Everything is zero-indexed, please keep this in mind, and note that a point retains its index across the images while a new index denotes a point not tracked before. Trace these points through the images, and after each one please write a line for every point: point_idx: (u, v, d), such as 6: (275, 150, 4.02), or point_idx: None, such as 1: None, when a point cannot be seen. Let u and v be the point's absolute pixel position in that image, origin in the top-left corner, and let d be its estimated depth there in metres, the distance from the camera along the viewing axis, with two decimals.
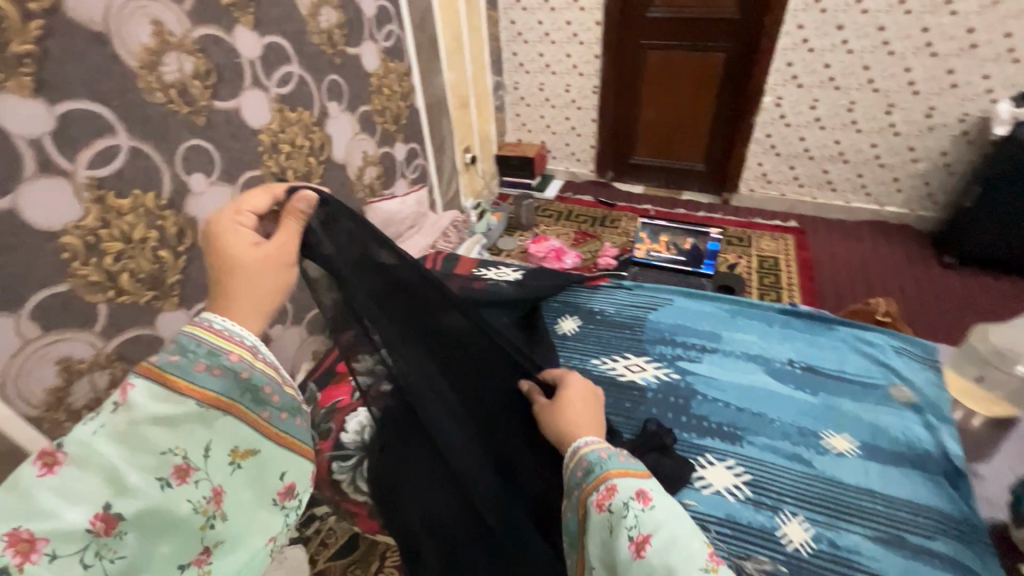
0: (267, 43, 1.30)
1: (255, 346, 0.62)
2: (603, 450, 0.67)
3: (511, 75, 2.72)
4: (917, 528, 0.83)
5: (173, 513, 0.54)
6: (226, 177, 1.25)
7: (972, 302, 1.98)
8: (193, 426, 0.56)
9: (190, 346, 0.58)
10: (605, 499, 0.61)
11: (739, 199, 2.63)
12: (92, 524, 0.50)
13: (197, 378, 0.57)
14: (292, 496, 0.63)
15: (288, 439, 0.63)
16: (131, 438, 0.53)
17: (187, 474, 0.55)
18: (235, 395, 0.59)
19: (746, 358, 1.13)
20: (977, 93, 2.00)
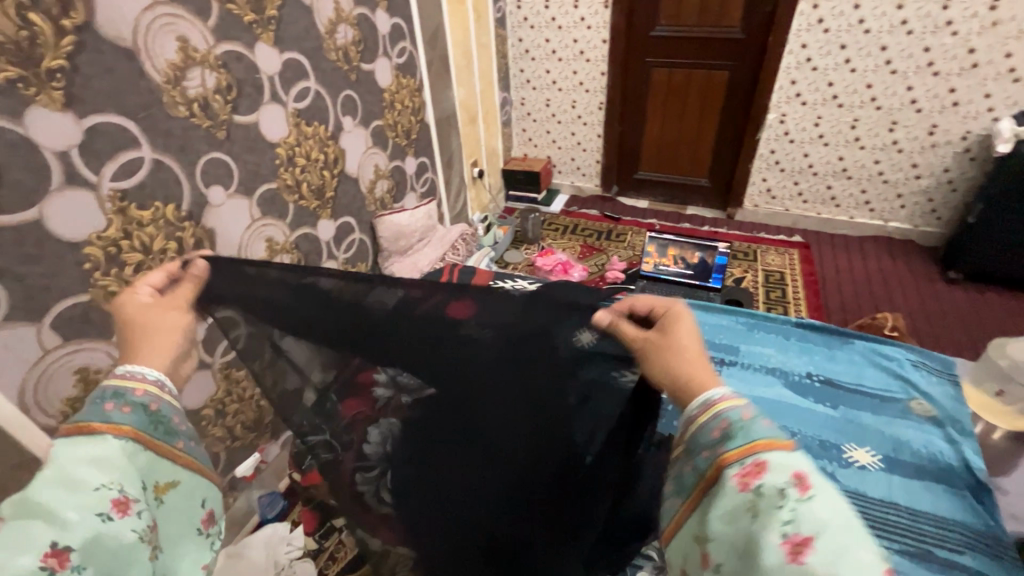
0: (286, 59, 1.32)
1: (161, 379, 0.59)
2: (746, 409, 0.52)
3: (518, 91, 2.76)
4: (939, 538, 0.88)
5: (119, 545, 0.49)
6: (243, 190, 1.26)
7: (978, 318, 1.99)
8: (123, 460, 0.53)
9: (98, 393, 0.55)
10: (750, 476, 0.48)
11: (743, 214, 2.66)
12: (46, 562, 0.44)
13: (109, 417, 0.54)
14: (214, 522, 0.62)
15: (198, 462, 0.62)
16: (62, 477, 0.49)
17: (128, 507, 0.51)
18: (150, 428, 0.57)
19: (768, 375, 1.17)
20: (979, 112, 2.03)
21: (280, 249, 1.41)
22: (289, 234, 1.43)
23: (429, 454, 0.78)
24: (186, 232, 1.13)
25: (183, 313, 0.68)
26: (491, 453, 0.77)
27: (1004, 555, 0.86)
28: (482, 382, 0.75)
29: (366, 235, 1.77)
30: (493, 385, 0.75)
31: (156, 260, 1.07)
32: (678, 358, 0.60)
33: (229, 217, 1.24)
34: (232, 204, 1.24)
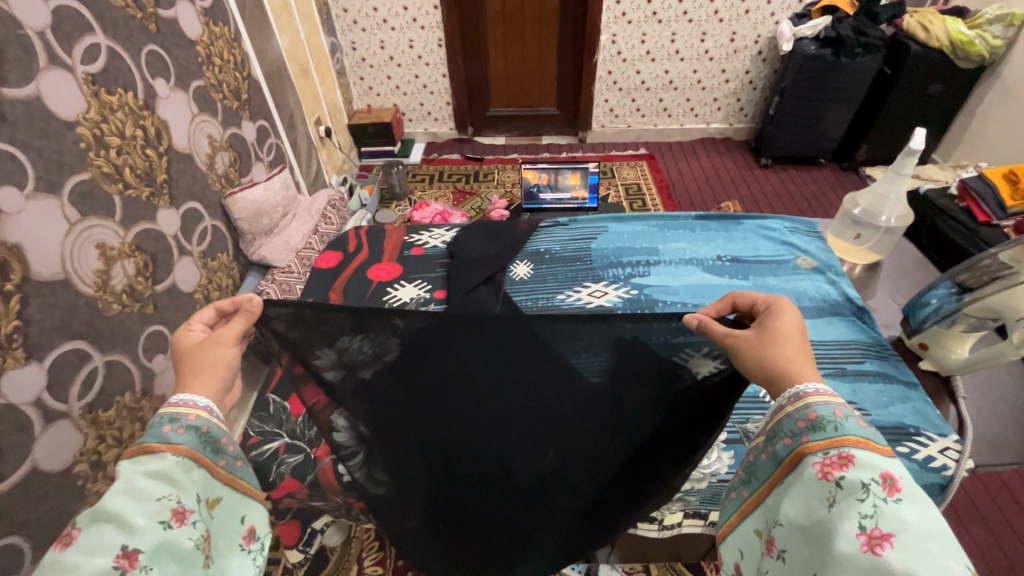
0: (57, 9, 1.01)
1: (209, 406, 0.61)
2: (838, 407, 0.53)
3: (346, 35, 2.50)
4: (850, 358, 0.88)
5: (178, 550, 0.52)
6: (46, 186, 0.98)
7: (787, 192, 2.44)
8: (181, 475, 0.55)
9: (157, 418, 0.58)
10: (833, 468, 0.50)
11: (593, 136, 2.83)
12: (117, 562, 0.48)
13: (167, 438, 0.57)
14: (254, 538, 0.62)
15: (245, 485, 0.63)
16: (129, 490, 0.52)
17: (185, 516, 0.54)
18: (200, 450, 0.58)
19: (683, 262, 1.09)
20: (764, 18, 2.37)
21: (118, 255, 1.14)
22: (125, 233, 1.16)
23: (440, 451, 0.77)
24: None
25: (232, 347, 0.67)
26: (505, 438, 0.75)
27: (894, 357, 0.89)
28: (460, 365, 0.71)
29: (219, 221, 1.51)
30: (466, 361, 0.71)
31: None
32: (776, 354, 0.58)
33: (35, 226, 0.96)
34: (37, 208, 0.96)
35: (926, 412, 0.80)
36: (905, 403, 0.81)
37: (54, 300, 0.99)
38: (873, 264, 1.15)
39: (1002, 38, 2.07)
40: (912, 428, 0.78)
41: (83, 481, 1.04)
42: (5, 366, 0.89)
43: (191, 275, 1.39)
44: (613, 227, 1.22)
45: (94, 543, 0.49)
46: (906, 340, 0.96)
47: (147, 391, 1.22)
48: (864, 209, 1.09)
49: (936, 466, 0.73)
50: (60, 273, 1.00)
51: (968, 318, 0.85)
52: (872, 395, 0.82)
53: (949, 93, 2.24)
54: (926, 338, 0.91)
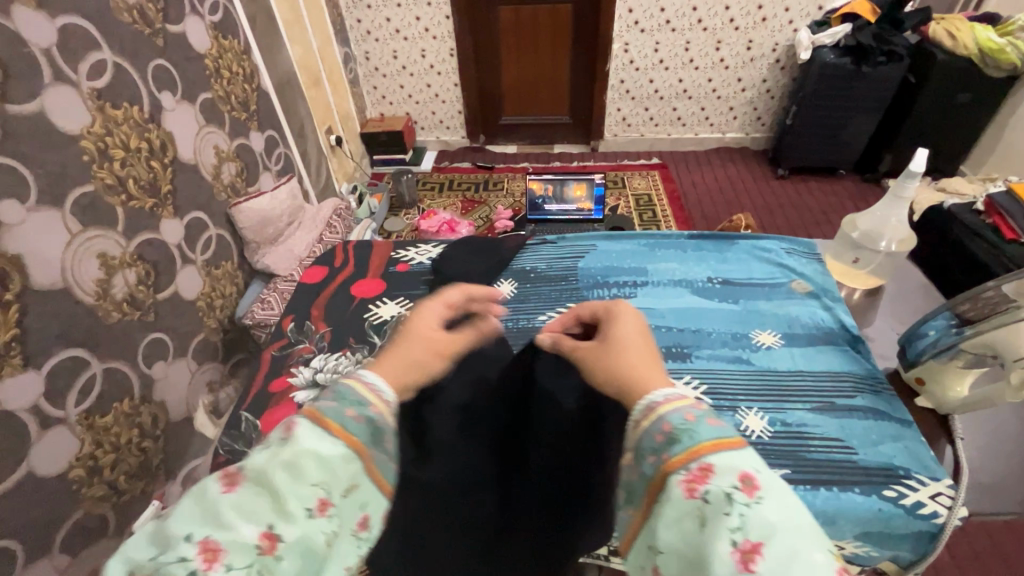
0: (63, 26, 1.04)
1: (387, 395, 0.50)
2: (689, 411, 0.48)
3: (360, 45, 2.54)
4: (840, 391, 0.84)
5: (312, 548, 0.42)
6: (48, 199, 1.01)
7: (803, 204, 2.36)
8: (340, 464, 0.45)
9: (342, 390, 0.48)
10: (698, 482, 0.44)
11: (605, 145, 2.80)
12: (259, 542, 0.40)
13: (344, 422, 0.46)
14: (367, 527, 0.47)
15: (390, 483, 0.49)
16: (290, 464, 0.42)
17: (326, 508, 0.43)
18: (364, 439, 0.47)
19: (671, 284, 1.05)
20: (781, 25, 2.32)
21: (120, 264, 1.17)
22: (127, 243, 1.19)
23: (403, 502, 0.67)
24: None
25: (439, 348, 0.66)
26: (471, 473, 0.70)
27: (888, 391, 0.84)
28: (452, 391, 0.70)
29: (224, 230, 1.54)
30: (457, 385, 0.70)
31: None
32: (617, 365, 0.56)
33: (37, 237, 0.98)
34: (39, 219, 0.99)
35: (919, 453, 0.75)
36: (895, 443, 0.77)
37: (54, 308, 1.01)
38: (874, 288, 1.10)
39: None
40: (901, 470, 0.73)
41: (78, 485, 1.06)
42: (2, 373, 0.92)
43: (194, 283, 1.41)
44: (603, 245, 1.19)
45: (249, 508, 0.41)
46: (902, 374, 0.91)
47: (146, 397, 1.24)
48: (863, 231, 1.06)
49: (925, 513, 0.69)
50: (60, 282, 1.03)
51: (966, 353, 0.80)
52: (861, 432, 0.78)
53: (979, 102, 2.14)
54: (922, 373, 0.86)
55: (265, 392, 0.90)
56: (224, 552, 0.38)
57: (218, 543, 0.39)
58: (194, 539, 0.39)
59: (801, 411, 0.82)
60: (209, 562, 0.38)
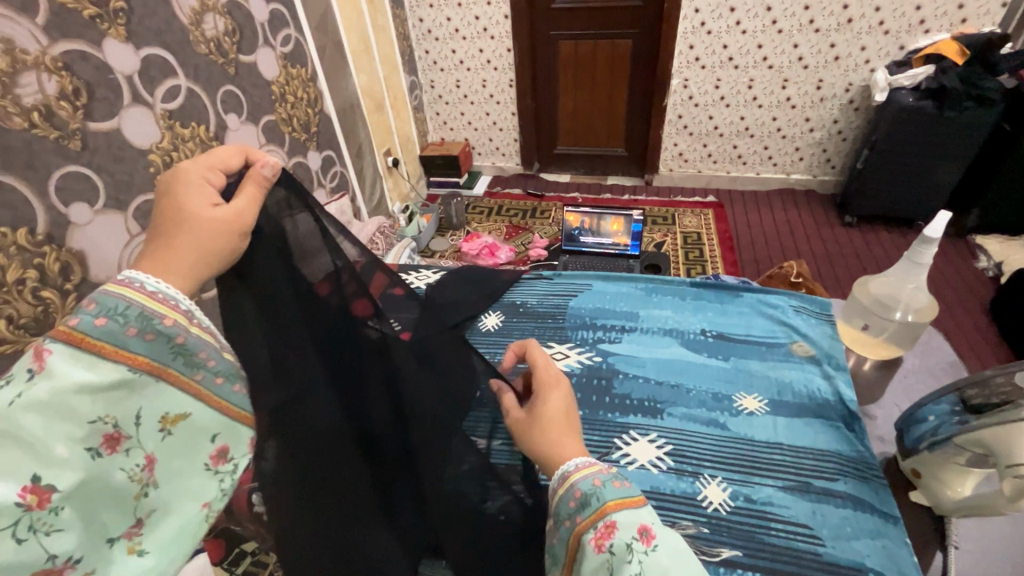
0: (145, 56, 1.20)
1: (191, 311, 0.53)
2: (596, 476, 0.55)
3: (426, 74, 2.69)
4: (820, 472, 0.78)
5: (109, 484, 0.47)
6: (113, 204, 1.14)
7: (870, 255, 2.17)
8: (118, 394, 0.48)
9: (115, 300, 0.49)
10: (603, 539, 0.51)
11: (660, 179, 2.74)
12: (22, 498, 0.42)
13: (128, 343, 0.48)
14: (226, 459, 0.56)
15: (225, 402, 0.56)
16: (52, 405, 0.44)
17: (118, 443, 0.48)
18: (166, 361, 0.51)
19: (661, 333, 1.02)
20: (857, 65, 2.18)
21: None
22: None
23: (324, 511, 0.69)
24: (49, 257, 1.00)
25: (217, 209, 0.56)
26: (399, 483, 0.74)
27: (879, 480, 0.77)
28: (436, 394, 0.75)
29: None
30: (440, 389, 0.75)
31: (13, 292, 0.94)
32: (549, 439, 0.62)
33: (100, 236, 1.11)
34: (103, 221, 1.12)
35: (897, 556, 0.68)
36: (873, 540, 0.70)
37: None
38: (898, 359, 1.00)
39: None
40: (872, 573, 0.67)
41: None
42: None
43: None
44: (600, 285, 1.17)
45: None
46: (900, 463, 0.82)
47: None
48: (876, 297, 0.98)
49: None
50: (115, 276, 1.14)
51: (965, 451, 0.70)
52: (835, 523, 0.72)
53: None
54: (918, 465, 0.78)
55: None
56: None
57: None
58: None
59: (771, 488, 0.77)
60: None
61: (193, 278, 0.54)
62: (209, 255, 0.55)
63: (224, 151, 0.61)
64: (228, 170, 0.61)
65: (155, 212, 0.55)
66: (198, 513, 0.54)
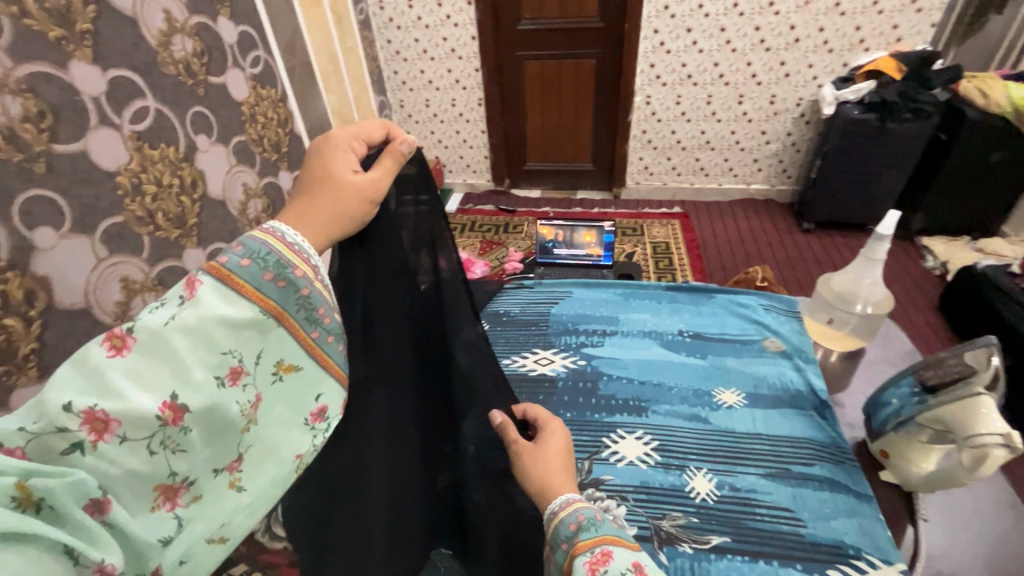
0: (113, 78, 1.17)
1: (317, 265, 0.55)
2: (598, 514, 0.60)
3: (395, 94, 2.72)
4: (798, 458, 0.82)
5: (224, 415, 0.47)
6: (80, 228, 1.09)
7: (828, 259, 2.28)
8: (250, 330, 0.48)
9: (256, 247, 0.50)
10: (598, 563, 0.53)
11: (627, 192, 2.83)
12: (163, 412, 0.43)
13: (260, 286, 0.49)
14: (323, 419, 0.55)
15: (334, 364, 0.55)
16: (194, 329, 0.45)
17: (240, 377, 0.48)
18: (290, 309, 0.52)
19: (641, 334, 1.06)
20: (805, 81, 2.33)
21: (141, 289, 1.24)
22: (150, 270, 1.26)
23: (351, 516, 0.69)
24: (10, 284, 0.96)
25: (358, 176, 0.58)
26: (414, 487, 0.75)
27: (851, 462, 0.81)
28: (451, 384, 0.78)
29: None
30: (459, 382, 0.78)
31: None
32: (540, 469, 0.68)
33: (65, 261, 1.06)
34: (69, 246, 1.07)
35: (872, 532, 0.72)
36: (850, 518, 0.74)
37: (73, 326, 1.07)
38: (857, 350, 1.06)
39: None
40: (851, 549, 0.71)
41: None
42: (16, 384, 0.97)
43: None
44: (580, 292, 1.20)
45: (147, 374, 0.43)
46: (869, 445, 0.87)
47: None
48: (839, 293, 1.04)
49: None
50: (81, 302, 1.09)
51: (927, 428, 0.76)
52: (814, 505, 0.76)
53: (1017, 161, 2.05)
54: (885, 445, 0.83)
55: None
56: (118, 423, 0.41)
57: (106, 414, 0.41)
58: (77, 409, 0.40)
59: (753, 476, 0.80)
60: (100, 434, 0.41)
61: (323, 236, 0.56)
62: (346, 218, 0.58)
63: (369, 123, 0.64)
64: (371, 141, 0.64)
65: (304, 173, 0.58)
66: (292, 465, 0.52)
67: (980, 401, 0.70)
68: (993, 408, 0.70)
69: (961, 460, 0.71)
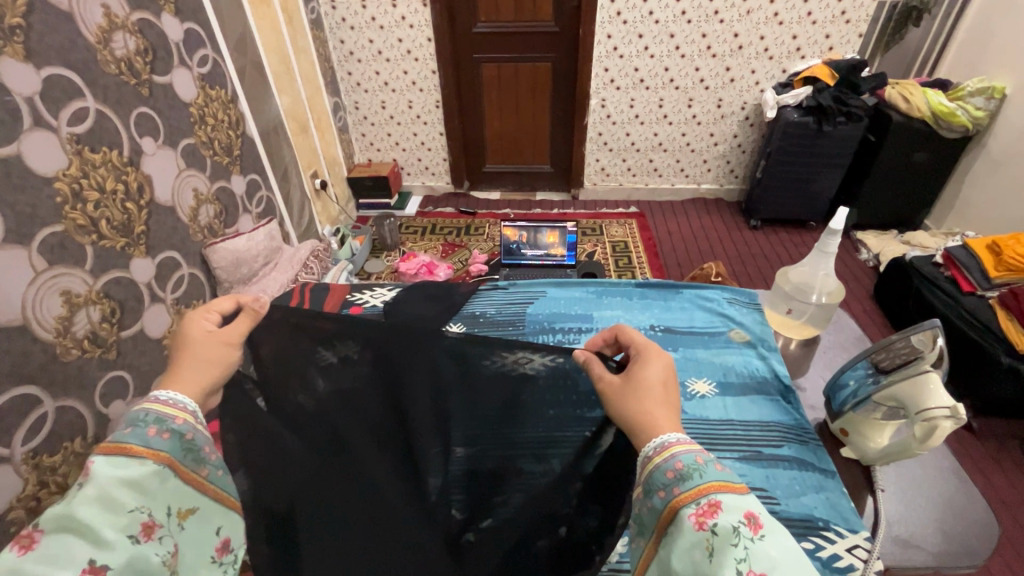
0: (48, 77, 1.08)
1: (196, 412, 0.60)
2: (699, 455, 0.54)
3: (350, 95, 2.66)
4: (767, 441, 0.87)
5: (144, 568, 0.50)
6: (15, 238, 1.00)
7: (775, 254, 2.42)
8: (154, 484, 0.53)
9: (140, 417, 0.56)
10: (705, 517, 0.50)
11: (585, 193, 2.89)
12: None
13: (148, 442, 0.55)
14: (228, 550, 0.60)
15: (224, 493, 0.61)
16: (101, 498, 0.50)
17: (153, 530, 0.52)
18: (179, 456, 0.57)
19: None
20: (749, 86, 2.46)
21: (85, 302, 1.14)
22: (94, 281, 1.17)
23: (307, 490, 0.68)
24: None
25: (229, 346, 0.67)
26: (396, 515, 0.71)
27: (815, 441, 0.87)
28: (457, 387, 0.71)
29: (197, 269, 1.54)
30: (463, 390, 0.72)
31: None
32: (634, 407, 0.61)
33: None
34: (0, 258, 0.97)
35: (838, 505, 0.78)
36: (817, 493, 0.79)
37: (11, 345, 0.97)
38: (810, 337, 1.14)
39: (985, 109, 2.10)
40: (820, 522, 0.76)
41: (17, 529, 0.99)
42: None
43: (162, 321, 1.38)
44: (553, 292, 1.23)
45: (61, 552, 0.46)
46: (829, 425, 0.93)
47: (100, 437, 1.17)
48: (795, 284, 1.12)
49: (841, 566, 0.70)
50: (18, 318, 0.99)
51: (881, 405, 0.83)
52: (785, 483, 0.81)
53: (936, 160, 2.25)
54: (844, 424, 0.89)
55: None
56: None
57: None
58: None
59: (729, 460, 0.85)
60: None
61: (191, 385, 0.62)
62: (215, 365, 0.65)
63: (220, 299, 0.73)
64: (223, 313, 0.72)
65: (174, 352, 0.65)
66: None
67: (927, 376, 0.78)
68: (939, 384, 0.78)
69: (912, 432, 0.78)
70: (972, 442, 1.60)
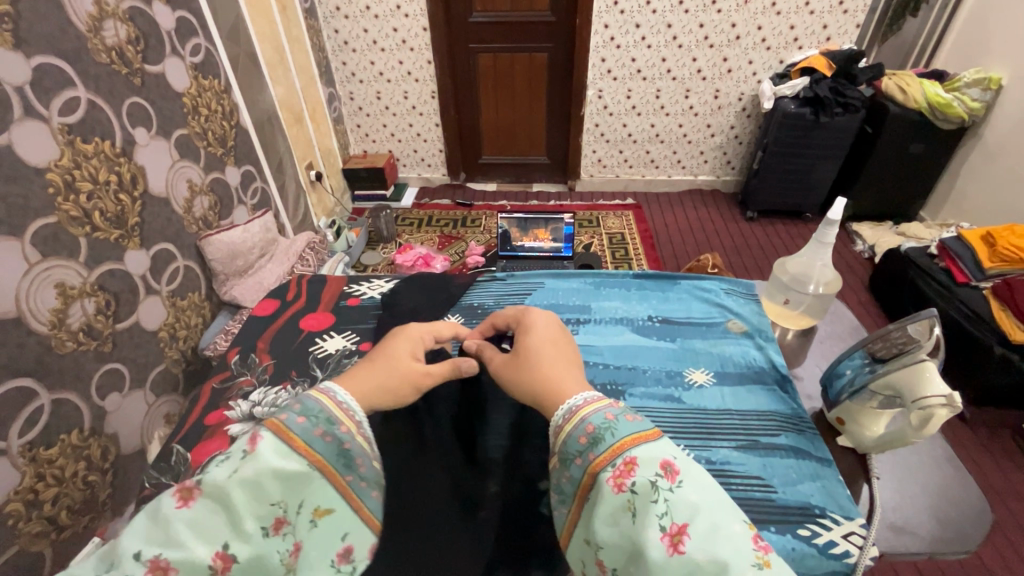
0: (38, 66, 1.06)
1: (361, 420, 0.60)
2: (608, 417, 0.57)
3: (344, 86, 2.64)
4: (764, 430, 0.88)
5: (264, 563, 0.50)
6: (7, 230, 0.98)
7: (770, 245, 2.43)
8: (300, 484, 0.53)
9: (315, 409, 0.57)
10: (623, 477, 0.51)
11: (582, 185, 2.88)
12: (215, 560, 0.47)
13: (310, 440, 0.55)
14: (349, 559, 0.56)
15: (366, 508, 0.58)
16: (253, 483, 0.50)
17: (281, 525, 0.52)
18: (331, 460, 0.55)
19: (613, 321, 1.09)
20: (746, 77, 2.45)
21: (79, 295, 1.13)
22: (88, 274, 1.16)
23: None
24: None
25: None
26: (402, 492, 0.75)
27: (811, 430, 0.88)
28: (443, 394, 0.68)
29: (192, 261, 1.53)
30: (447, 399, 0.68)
31: None
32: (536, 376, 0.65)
33: None
34: None
35: (834, 493, 0.79)
36: (814, 482, 0.80)
37: (5, 337, 0.97)
38: (806, 328, 1.14)
39: (981, 101, 2.10)
40: (817, 509, 0.77)
41: (14, 521, 0.98)
42: None
43: (157, 314, 1.37)
44: (551, 283, 1.23)
45: (208, 526, 0.48)
46: (826, 414, 0.94)
47: (96, 429, 1.16)
48: (793, 275, 1.13)
49: (837, 552, 0.71)
50: (12, 310, 0.98)
51: (878, 395, 0.83)
52: (782, 472, 0.81)
53: (931, 151, 2.25)
54: (842, 413, 0.89)
55: (201, 426, 0.91)
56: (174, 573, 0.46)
57: (168, 563, 0.46)
58: (145, 558, 0.46)
59: (726, 449, 0.85)
60: None
61: None
62: None
63: None
64: None
65: None
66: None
67: (924, 365, 0.79)
68: (936, 372, 0.78)
69: (909, 421, 0.79)
70: (964, 431, 1.62)
